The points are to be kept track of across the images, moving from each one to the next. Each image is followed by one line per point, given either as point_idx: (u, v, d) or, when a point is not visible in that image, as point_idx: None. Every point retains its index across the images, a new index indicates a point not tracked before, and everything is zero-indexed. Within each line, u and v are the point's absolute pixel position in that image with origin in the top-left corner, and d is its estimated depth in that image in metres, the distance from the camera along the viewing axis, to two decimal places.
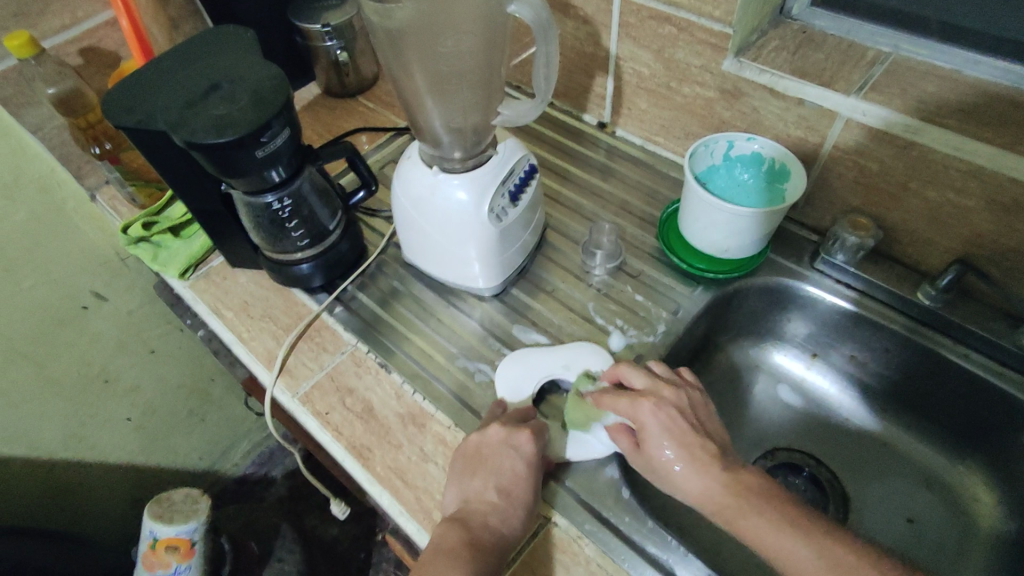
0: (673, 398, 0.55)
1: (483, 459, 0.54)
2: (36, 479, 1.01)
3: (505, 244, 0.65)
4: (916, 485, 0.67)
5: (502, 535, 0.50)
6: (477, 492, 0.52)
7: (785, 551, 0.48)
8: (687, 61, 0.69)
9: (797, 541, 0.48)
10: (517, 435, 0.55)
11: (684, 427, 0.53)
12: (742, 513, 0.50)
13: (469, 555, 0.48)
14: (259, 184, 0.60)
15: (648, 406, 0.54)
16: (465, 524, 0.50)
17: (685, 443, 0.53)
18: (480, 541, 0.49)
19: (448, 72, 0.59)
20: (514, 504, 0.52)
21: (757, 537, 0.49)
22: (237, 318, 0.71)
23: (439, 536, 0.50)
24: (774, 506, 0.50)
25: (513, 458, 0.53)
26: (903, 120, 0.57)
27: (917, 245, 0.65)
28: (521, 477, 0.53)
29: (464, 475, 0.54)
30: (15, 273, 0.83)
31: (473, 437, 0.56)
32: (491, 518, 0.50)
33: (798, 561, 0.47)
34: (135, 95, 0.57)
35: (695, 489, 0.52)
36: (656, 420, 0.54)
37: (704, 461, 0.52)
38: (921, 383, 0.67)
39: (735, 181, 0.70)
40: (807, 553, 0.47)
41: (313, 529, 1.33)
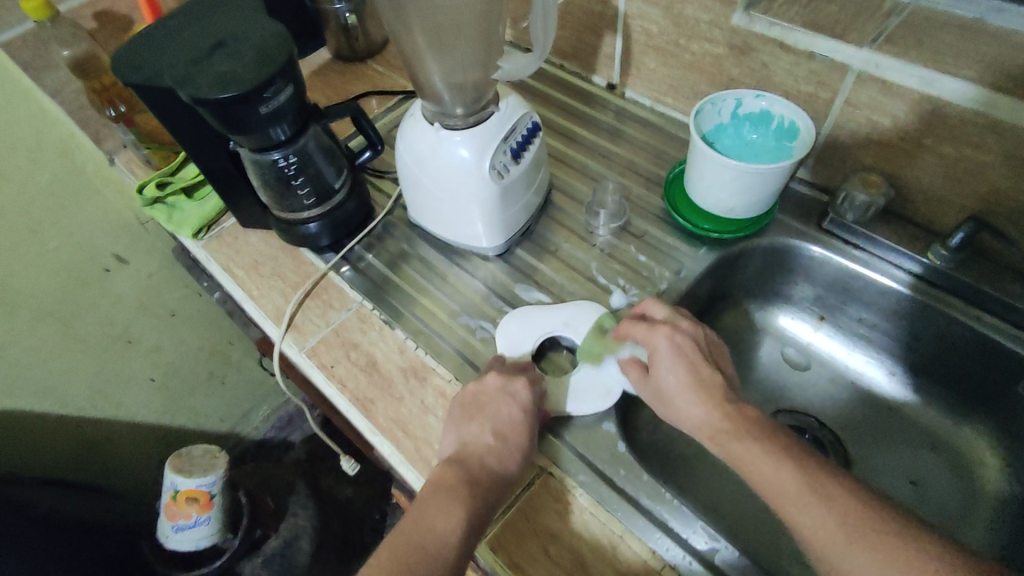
0: (690, 331, 0.57)
1: (481, 406, 0.55)
2: (69, 433, 1.06)
3: (508, 202, 0.65)
4: (920, 447, 0.67)
5: (499, 475, 0.52)
6: (474, 436, 0.53)
7: (776, 481, 0.47)
8: (695, 16, 0.68)
9: (789, 472, 0.47)
10: (513, 383, 0.56)
11: (693, 355, 0.55)
12: (739, 440, 0.50)
13: (467, 491, 0.50)
14: (265, 141, 0.61)
15: (663, 331, 0.56)
16: (462, 464, 0.51)
17: (692, 368, 0.54)
18: (477, 479, 0.51)
19: (447, 24, 0.59)
20: (511, 446, 0.53)
21: (754, 471, 0.49)
22: (247, 276, 0.73)
23: (438, 477, 0.51)
24: (775, 441, 0.49)
25: (510, 404, 0.55)
26: (918, 73, 0.56)
27: (929, 204, 0.63)
28: (518, 422, 0.54)
29: (462, 421, 0.55)
30: (40, 234, 0.86)
31: (471, 386, 0.57)
32: (488, 459, 0.52)
33: (786, 488, 0.47)
34: (144, 52, 0.58)
35: (696, 414, 0.53)
36: (669, 345, 0.55)
37: (710, 388, 0.53)
38: (930, 345, 0.66)
39: (743, 141, 0.68)
40: (796, 484, 0.46)
41: (328, 490, 1.37)
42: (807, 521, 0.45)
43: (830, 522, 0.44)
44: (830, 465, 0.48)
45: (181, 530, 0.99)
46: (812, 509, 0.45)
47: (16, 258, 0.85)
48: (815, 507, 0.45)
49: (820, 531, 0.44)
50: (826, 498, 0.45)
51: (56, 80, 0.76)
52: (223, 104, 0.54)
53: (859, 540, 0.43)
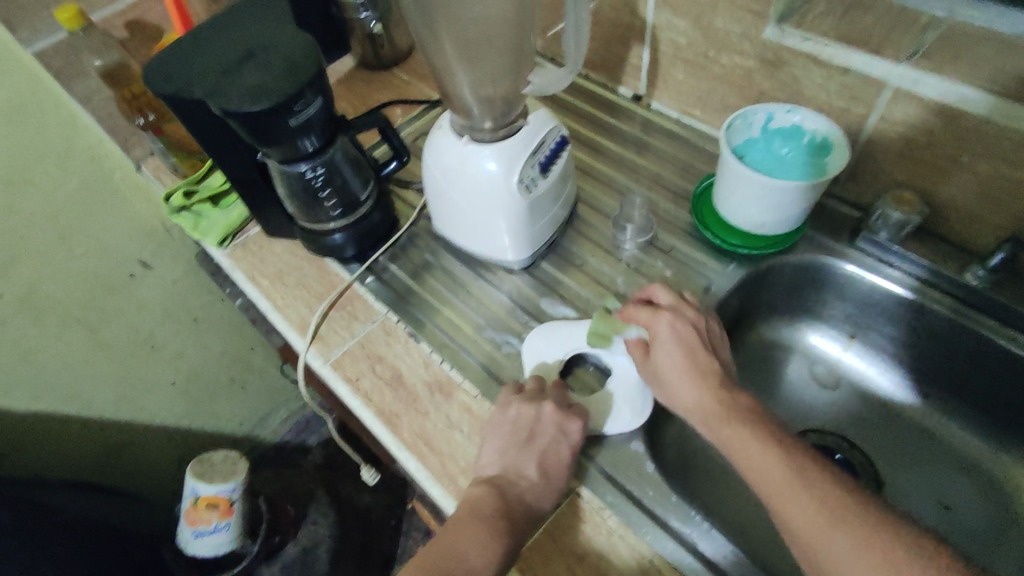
0: (694, 317, 0.58)
1: (533, 437, 0.54)
2: (91, 436, 1.07)
3: (534, 216, 0.65)
4: (954, 471, 0.65)
5: (534, 513, 0.52)
6: (519, 467, 0.53)
7: (764, 469, 0.48)
8: (726, 28, 0.67)
9: (778, 461, 0.47)
10: (569, 423, 0.55)
11: (693, 342, 0.56)
12: (730, 427, 0.51)
13: (504, 526, 0.50)
14: (293, 153, 0.61)
15: (665, 317, 0.58)
16: (504, 494, 0.51)
17: (690, 354, 0.56)
18: (514, 513, 0.50)
19: (477, 36, 0.59)
20: (552, 487, 0.53)
21: (740, 454, 0.49)
22: (272, 286, 0.73)
23: (475, 499, 0.52)
24: (763, 426, 0.50)
25: (562, 445, 0.54)
26: (956, 88, 0.54)
27: (966, 223, 0.62)
28: (564, 463, 0.54)
29: (508, 448, 0.54)
30: (68, 241, 0.87)
31: (526, 413, 0.56)
32: (528, 495, 0.52)
33: (772, 476, 0.47)
34: (174, 64, 0.58)
35: (688, 397, 0.54)
36: (670, 329, 0.57)
37: (704, 372, 0.55)
38: (964, 367, 0.64)
39: (773, 155, 0.66)
40: (781, 469, 0.47)
41: (348, 496, 1.36)
42: (791, 508, 0.45)
43: (812, 510, 0.44)
44: (819, 457, 0.48)
45: (200, 535, 1.00)
46: (796, 496, 0.45)
47: (44, 264, 0.86)
48: (802, 496, 0.45)
49: (802, 518, 0.45)
50: (811, 486, 0.45)
51: (86, 88, 0.76)
52: (253, 117, 0.54)
53: (839, 529, 0.43)
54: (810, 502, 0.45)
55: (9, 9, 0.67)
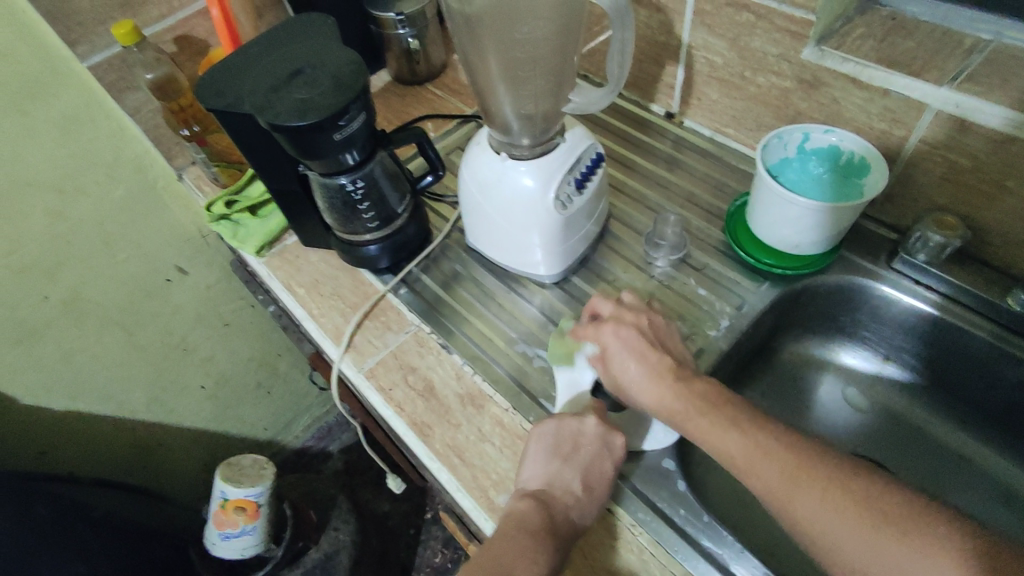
0: (633, 320, 0.60)
1: (577, 450, 0.54)
2: (123, 436, 1.09)
3: (569, 232, 0.65)
4: (994, 502, 0.63)
5: (578, 528, 0.52)
6: (564, 481, 0.53)
7: (724, 446, 0.50)
8: (764, 50, 0.67)
9: (734, 435, 0.50)
10: (614, 437, 0.55)
11: (639, 345, 0.58)
12: (689, 415, 0.53)
13: (549, 542, 0.50)
14: (335, 166, 0.63)
15: (609, 328, 0.59)
16: (550, 509, 0.51)
17: (642, 356, 0.57)
18: (560, 529, 0.51)
19: (523, 58, 0.59)
20: (594, 501, 0.53)
21: (705, 436, 0.52)
22: (308, 295, 0.74)
23: (520, 515, 0.51)
24: (721, 407, 0.52)
25: (606, 460, 0.54)
26: (1000, 111, 0.54)
27: (1010, 247, 0.61)
28: (608, 479, 0.54)
29: (553, 463, 0.54)
30: (111, 246, 0.90)
31: (569, 427, 0.56)
32: (572, 511, 0.52)
33: (734, 449, 0.50)
34: (226, 80, 0.61)
35: (652, 397, 0.55)
36: (616, 339, 0.59)
37: (660, 369, 0.56)
38: (1006, 393, 0.62)
39: (808, 176, 0.67)
40: (741, 443, 0.49)
41: (366, 503, 1.39)
42: (755, 475, 0.48)
43: (771, 473, 0.47)
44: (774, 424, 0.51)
45: (227, 538, 1.01)
46: (760, 465, 0.48)
47: (88, 268, 0.89)
48: (762, 464, 0.48)
49: (767, 484, 0.47)
50: (765, 450, 0.48)
51: (136, 100, 0.79)
52: (300, 131, 0.55)
53: (800, 485, 0.46)
54: (767, 466, 0.48)
55: (68, 24, 0.69)
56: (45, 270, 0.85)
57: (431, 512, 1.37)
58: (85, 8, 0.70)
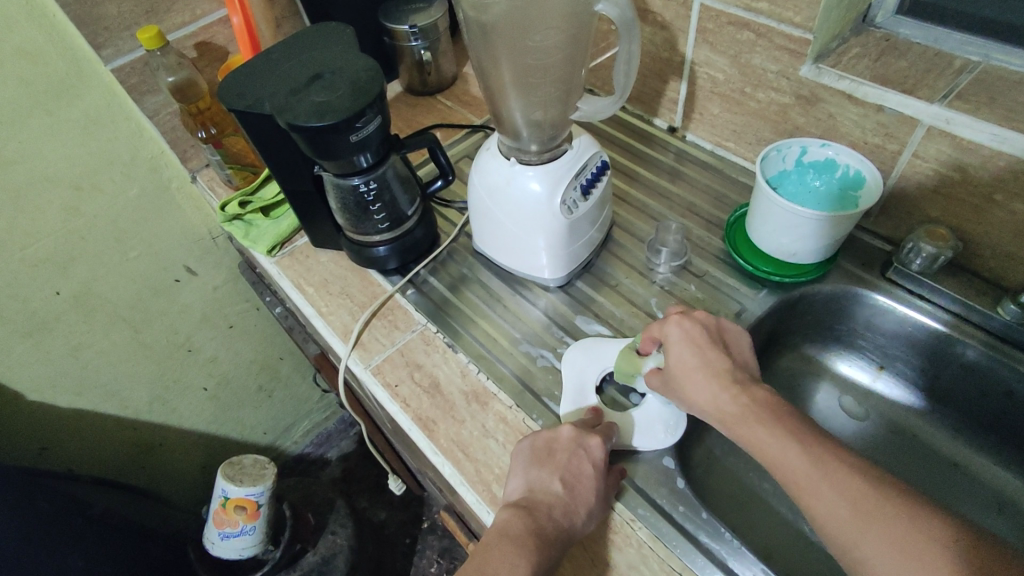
0: (702, 318, 0.59)
1: (552, 455, 0.56)
2: (124, 434, 1.10)
3: (573, 237, 0.68)
4: (988, 511, 0.64)
5: (565, 528, 0.52)
6: (543, 484, 0.54)
7: (787, 462, 0.48)
8: (763, 66, 0.70)
9: (797, 452, 0.48)
10: (588, 439, 0.56)
11: (703, 341, 0.57)
12: (746, 421, 0.51)
13: (534, 545, 0.50)
14: (349, 168, 0.65)
15: (674, 320, 0.59)
16: (530, 512, 0.52)
17: (702, 353, 0.56)
18: (543, 529, 0.51)
19: (533, 65, 0.62)
20: (578, 499, 0.53)
21: (764, 451, 0.50)
22: (317, 294, 0.76)
23: (504, 521, 0.52)
24: (782, 421, 0.50)
25: (584, 460, 0.55)
26: (991, 129, 0.56)
27: (997, 258, 0.63)
28: (589, 478, 0.54)
29: (530, 467, 0.55)
30: (123, 244, 0.92)
31: (543, 435, 0.57)
32: (555, 512, 0.52)
33: (793, 466, 0.48)
34: (247, 83, 0.63)
35: (705, 397, 0.54)
36: (680, 332, 0.58)
37: (718, 369, 0.55)
38: (998, 401, 0.64)
39: (806, 188, 0.70)
40: (801, 461, 0.47)
41: (363, 510, 1.39)
42: (818, 500, 0.46)
43: (838, 502, 0.45)
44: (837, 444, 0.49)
45: (227, 537, 1.03)
46: (821, 489, 0.46)
47: (99, 265, 0.91)
48: (822, 485, 0.46)
49: (830, 509, 0.45)
50: (832, 476, 0.46)
51: (155, 103, 0.82)
52: (317, 132, 0.57)
53: (867, 516, 0.43)
54: (829, 489, 0.45)
55: (95, 29, 0.72)
56: (59, 266, 0.87)
57: (429, 521, 1.37)
58: (112, 13, 0.72)
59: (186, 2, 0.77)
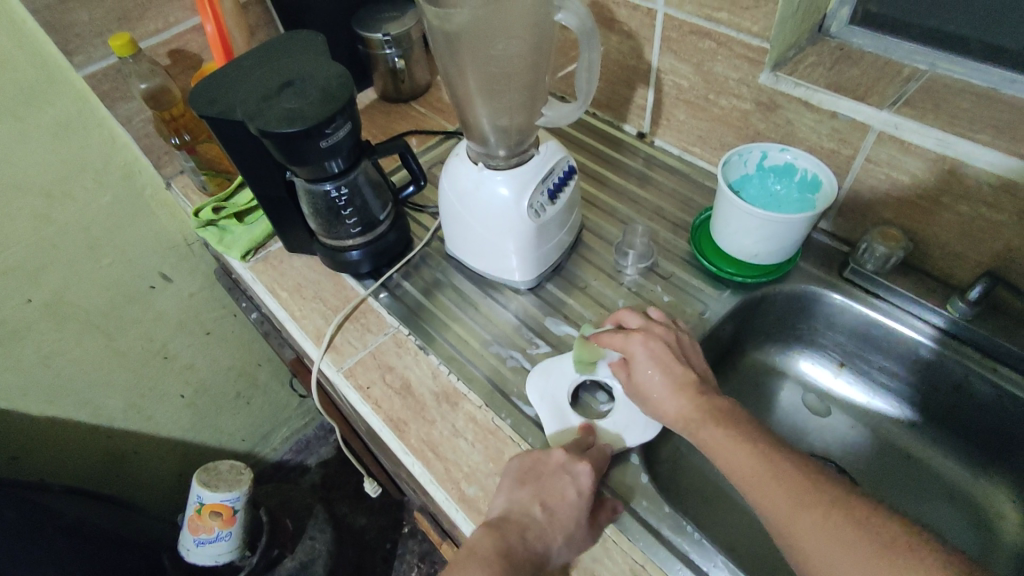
0: (662, 333, 0.62)
1: (537, 476, 0.56)
2: (99, 443, 1.09)
3: (542, 240, 0.69)
4: (942, 500, 0.66)
5: (537, 551, 0.52)
6: (521, 506, 0.54)
7: (742, 464, 0.51)
8: (725, 74, 0.72)
9: (659, 374, 0.60)
10: (575, 466, 0.56)
11: (668, 357, 0.60)
12: (704, 426, 0.55)
13: (500, 565, 0.50)
14: (320, 173, 0.66)
15: (637, 339, 0.62)
16: (503, 532, 0.52)
17: (668, 369, 0.60)
18: (513, 551, 0.51)
19: (498, 73, 0.64)
20: (555, 525, 0.53)
21: (643, 384, 0.61)
22: (291, 298, 0.77)
23: (475, 541, 0.53)
24: (671, 365, 0.60)
25: (568, 486, 0.55)
26: (935, 134, 0.59)
27: (948, 259, 0.66)
28: (569, 504, 0.54)
29: (513, 489, 0.55)
30: (97, 250, 0.91)
31: (534, 458, 0.57)
32: (528, 533, 0.52)
33: (652, 378, 0.60)
34: (218, 89, 0.64)
35: (671, 408, 0.58)
36: (645, 350, 0.61)
37: (681, 383, 0.59)
38: (950, 396, 0.66)
39: (767, 191, 0.72)
40: (661, 379, 0.59)
41: (343, 517, 1.38)
42: (663, 401, 0.59)
43: (677, 401, 0.58)
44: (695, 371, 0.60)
45: (201, 544, 1.02)
46: (669, 391, 0.59)
47: (72, 272, 0.91)
48: (669, 389, 0.59)
49: (670, 404, 0.58)
50: (679, 386, 0.59)
51: (128, 110, 0.82)
52: (289, 138, 0.58)
53: (696, 414, 0.56)
54: (670, 391, 0.59)
55: (66, 35, 0.72)
56: (32, 272, 0.86)
57: (408, 526, 1.37)
58: (83, 20, 0.73)
59: (159, 10, 0.78)
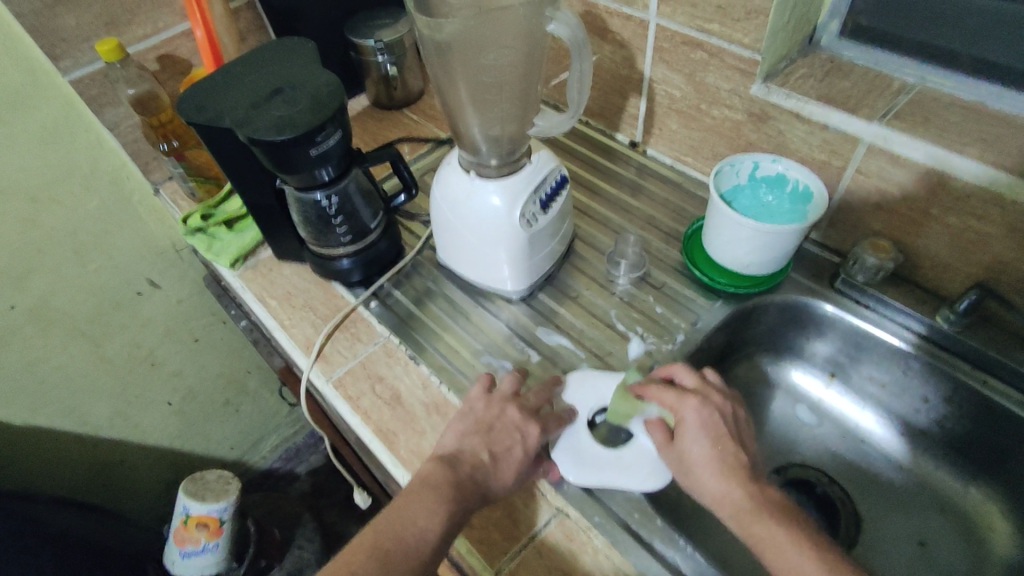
0: (721, 404, 0.57)
1: (490, 427, 0.57)
2: (84, 451, 1.08)
3: (534, 249, 0.69)
4: (931, 510, 0.67)
5: (480, 488, 0.54)
6: (472, 448, 0.56)
7: (797, 568, 0.47)
8: (717, 85, 0.72)
9: (706, 446, 0.54)
10: (529, 427, 0.58)
11: (723, 432, 0.55)
12: (756, 519, 0.50)
13: (450, 495, 0.52)
14: (310, 181, 0.65)
15: (692, 403, 0.56)
16: (453, 467, 0.54)
17: (719, 445, 0.54)
18: (461, 485, 0.53)
19: (489, 83, 0.64)
20: (500, 467, 0.55)
21: (685, 455, 0.55)
22: (280, 306, 0.76)
23: (426, 473, 0.54)
24: (723, 442, 0.54)
25: (518, 444, 0.57)
26: (924, 147, 0.59)
27: (937, 270, 0.66)
28: (515, 458, 0.56)
29: (467, 433, 0.58)
30: (82, 256, 0.90)
31: (489, 408, 0.59)
32: (477, 472, 0.54)
33: (696, 448, 0.55)
34: (207, 96, 0.63)
35: (713, 489, 0.53)
36: (697, 417, 0.56)
37: (733, 466, 0.53)
38: (940, 407, 0.67)
39: (759, 202, 0.71)
40: (709, 452, 0.54)
41: (333, 526, 1.37)
42: (702, 475, 0.54)
43: (715, 475, 0.53)
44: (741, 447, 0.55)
45: (188, 555, 1.01)
46: (713, 466, 0.53)
47: (58, 279, 0.89)
48: (715, 467, 0.53)
49: (708, 479, 0.53)
50: (722, 461, 0.53)
51: (116, 115, 0.81)
52: (277, 145, 0.58)
53: (730, 488, 0.52)
54: (712, 466, 0.53)
55: (52, 40, 0.71)
56: (15, 279, 0.85)
57: None
58: (70, 25, 0.72)
59: (148, 16, 0.77)
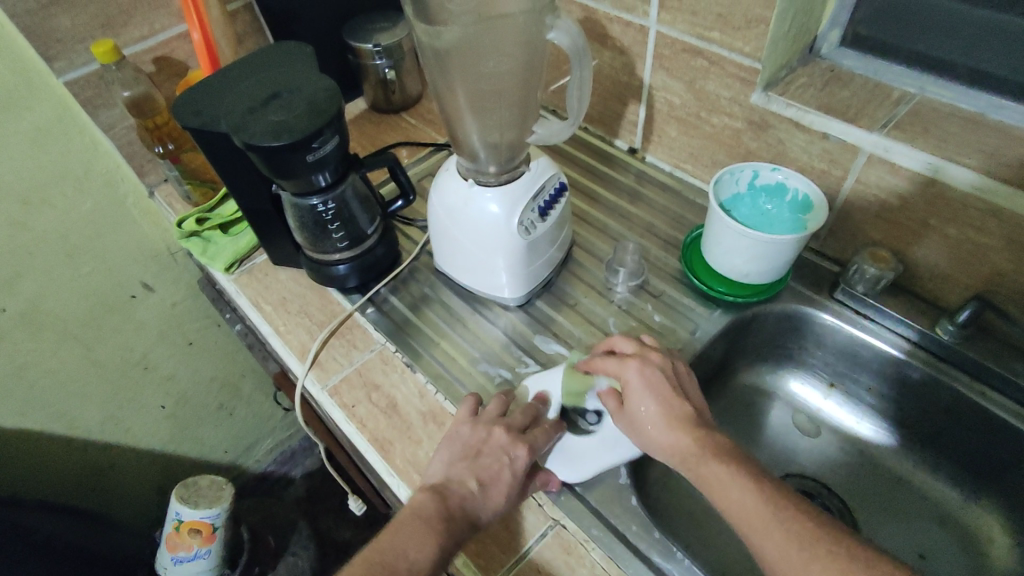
0: (660, 361, 0.58)
1: (478, 453, 0.56)
2: (75, 456, 1.07)
3: (532, 257, 0.68)
4: (929, 522, 0.66)
5: (471, 520, 0.54)
6: (460, 477, 0.55)
7: (764, 529, 0.47)
8: (717, 92, 0.72)
9: (653, 404, 0.56)
10: (515, 448, 0.56)
11: (666, 388, 0.56)
12: (706, 463, 0.51)
13: (440, 529, 0.52)
14: (307, 187, 0.65)
15: (634, 365, 0.58)
16: (442, 499, 0.54)
17: (664, 401, 0.56)
18: (450, 518, 0.53)
19: (488, 90, 0.63)
20: (490, 496, 0.54)
21: (633, 416, 0.56)
22: (275, 312, 0.75)
23: (417, 504, 0.54)
24: (668, 398, 0.56)
25: (505, 468, 0.55)
26: (924, 157, 0.59)
27: (936, 281, 0.66)
28: (504, 483, 0.55)
29: (457, 460, 0.57)
30: (75, 259, 0.89)
31: (475, 433, 0.58)
32: (466, 502, 0.54)
33: (645, 409, 0.56)
34: (203, 101, 0.63)
35: (666, 442, 0.54)
36: (640, 377, 0.57)
37: (678, 417, 0.55)
38: (939, 419, 0.66)
39: (759, 211, 0.72)
40: (656, 411, 0.55)
41: (327, 531, 1.36)
42: (655, 434, 0.55)
43: (677, 439, 0.54)
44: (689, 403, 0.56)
45: (180, 562, 1.00)
46: (667, 425, 0.55)
47: (50, 282, 0.88)
48: (667, 425, 0.54)
49: (668, 440, 0.54)
50: (679, 424, 0.54)
51: (111, 117, 0.80)
52: (273, 152, 0.57)
53: (700, 457, 0.52)
54: (666, 425, 0.55)
55: (47, 41, 0.71)
56: (7, 282, 0.84)
57: None
58: (65, 26, 0.71)
59: (144, 17, 0.77)
